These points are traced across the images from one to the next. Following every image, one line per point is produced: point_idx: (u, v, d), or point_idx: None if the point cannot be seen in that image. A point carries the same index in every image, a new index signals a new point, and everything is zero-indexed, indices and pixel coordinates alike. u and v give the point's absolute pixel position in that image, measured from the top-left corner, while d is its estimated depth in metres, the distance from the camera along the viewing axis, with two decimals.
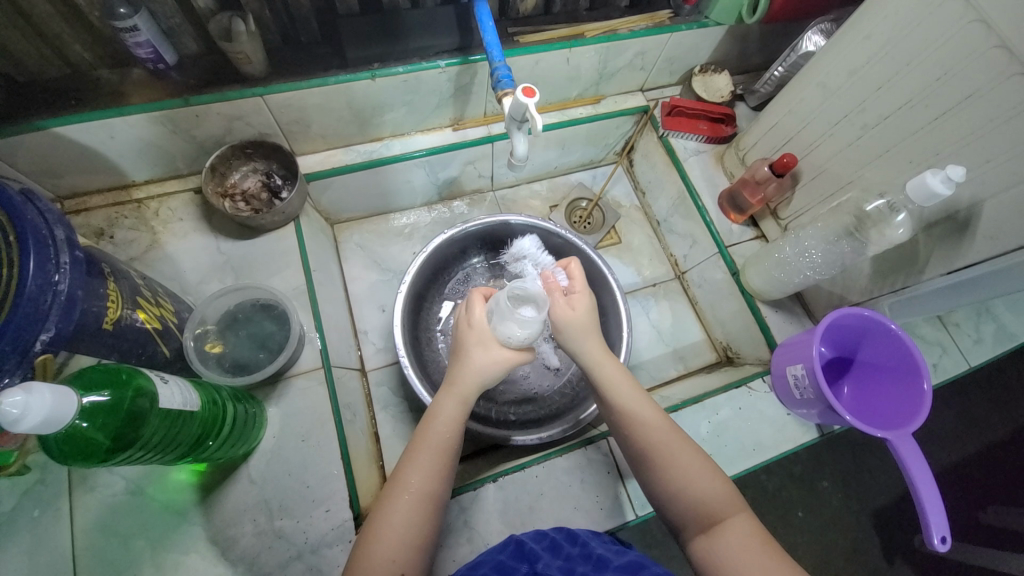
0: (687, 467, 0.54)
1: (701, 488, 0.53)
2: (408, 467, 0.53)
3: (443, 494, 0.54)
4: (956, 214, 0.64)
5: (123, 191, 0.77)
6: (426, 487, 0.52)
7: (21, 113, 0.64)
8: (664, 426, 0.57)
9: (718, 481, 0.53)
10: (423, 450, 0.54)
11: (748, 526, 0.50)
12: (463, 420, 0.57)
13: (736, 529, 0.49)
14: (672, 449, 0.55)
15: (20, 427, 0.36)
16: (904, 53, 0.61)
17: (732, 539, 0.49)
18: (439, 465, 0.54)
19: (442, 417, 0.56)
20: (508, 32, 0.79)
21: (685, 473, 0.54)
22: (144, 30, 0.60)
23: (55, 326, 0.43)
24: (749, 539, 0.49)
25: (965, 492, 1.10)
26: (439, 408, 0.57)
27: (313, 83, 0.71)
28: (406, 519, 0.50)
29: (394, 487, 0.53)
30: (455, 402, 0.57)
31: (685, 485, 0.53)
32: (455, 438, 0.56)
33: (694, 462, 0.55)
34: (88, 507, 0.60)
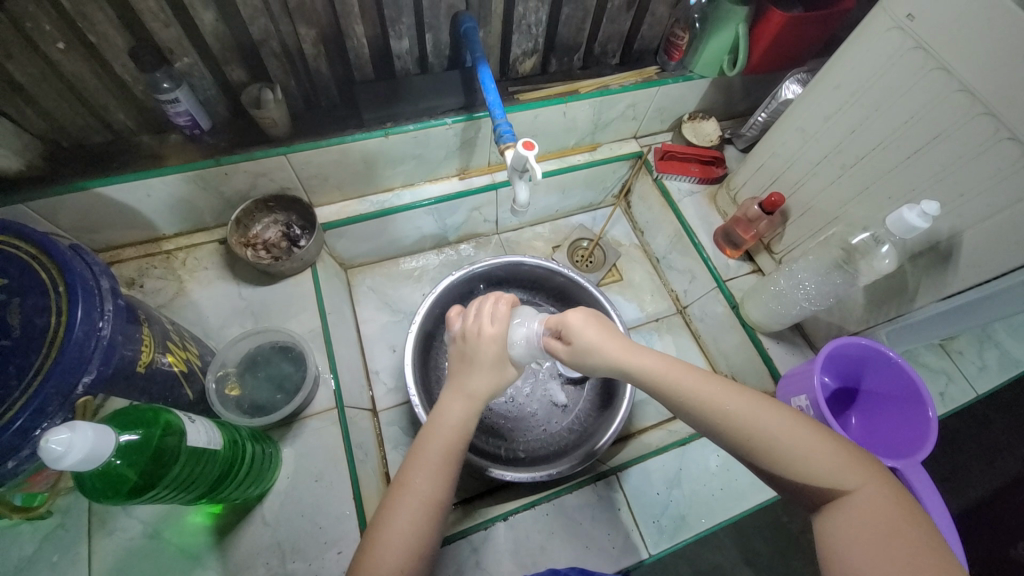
0: (803, 450, 0.44)
1: (811, 463, 0.43)
2: (414, 472, 0.53)
3: (447, 502, 0.53)
4: (938, 245, 0.67)
5: (153, 243, 0.83)
6: (430, 492, 0.52)
7: (69, 176, 0.70)
8: (750, 398, 0.47)
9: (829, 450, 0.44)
10: (428, 452, 0.55)
11: (872, 501, 0.41)
12: (467, 424, 0.58)
13: (857, 508, 0.41)
14: (771, 427, 0.45)
15: (64, 463, 0.38)
16: (873, 100, 0.67)
17: (857, 519, 0.41)
18: (445, 470, 0.54)
19: (447, 418, 0.57)
20: (509, 91, 0.87)
21: (790, 452, 0.44)
22: (184, 102, 0.68)
23: (96, 369, 0.46)
24: (878, 520, 0.40)
25: (993, 528, 1.06)
26: (444, 411, 0.58)
27: (332, 142, 0.78)
28: (412, 526, 0.50)
29: (399, 491, 0.52)
30: (458, 406, 0.58)
31: (796, 463, 0.44)
32: (460, 442, 0.56)
33: (795, 431, 0.45)
34: (104, 551, 0.61)
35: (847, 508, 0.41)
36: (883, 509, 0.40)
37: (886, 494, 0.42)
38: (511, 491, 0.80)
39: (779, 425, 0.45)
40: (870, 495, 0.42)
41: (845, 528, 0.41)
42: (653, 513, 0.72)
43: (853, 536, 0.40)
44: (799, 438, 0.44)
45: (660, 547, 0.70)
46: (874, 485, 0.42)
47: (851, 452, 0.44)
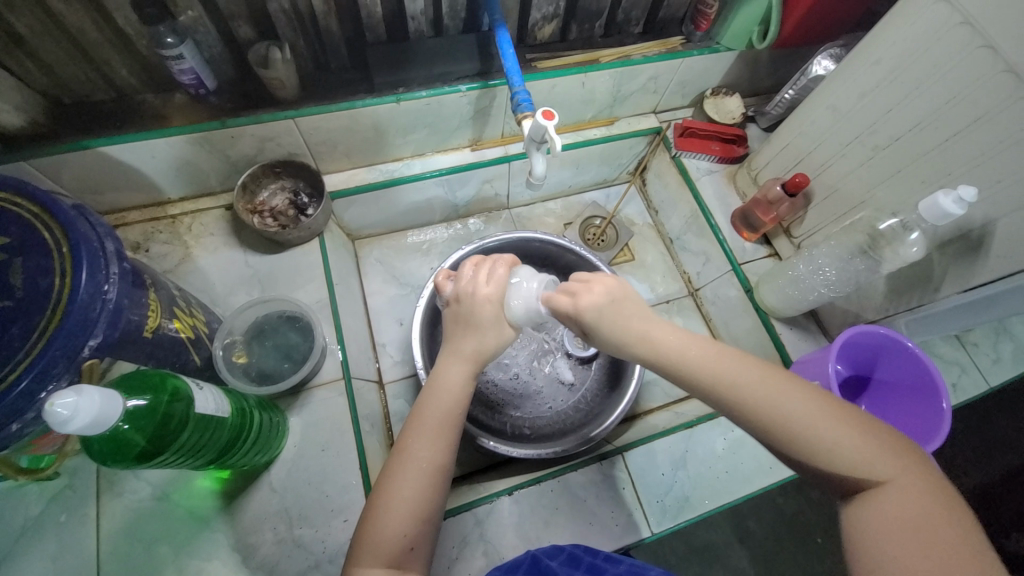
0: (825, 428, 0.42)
1: (839, 450, 0.41)
2: (415, 440, 0.52)
3: (449, 466, 0.53)
4: (969, 233, 0.64)
5: (158, 207, 0.81)
6: (431, 459, 0.52)
7: (71, 133, 0.68)
8: (779, 382, 0.44)
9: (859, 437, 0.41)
10: (428, 420, 0.54)
11: (905, 493, 0.39)
12: (465, 386, 0.57)
13: (887, 500, 0.39)
14: (799, 412, 0.43)
15: (69, 427, 0.38)
16: (913, 78, 0.63)
17: (886, 512, 0.39)
18: (446, 436, 0.53)
19: (448, 382, 0.56)
20: (526, 58, 0.83)
21: (818, 440, 0.42)
22: (188, 58, 0.65)
23: (102, 332, 0.45)
24: (910, 514, 0.38)
25: (991, 518, 1.07)
26: (444, 374, 0.57)
27: (341, 106, 0.75)
28: (416, 492, 0.50)
29: (400, 458, 0.52)
30: (461, 367, 0.57)
31: (824, 451, 0.42)
32: (459, 408, 0.56)
33: (825, 417, 0.42)
34: (115, 511, 0.62)
35: (878, 499, 0.40)
36: (915, 502, 0.39)
37: (922, 487, 0.39)
38: (516, 466, 0.81)
39: (807, 409, 0.43)
40: (902, 486, 0.39)
41: (873, 522, 0.39)
42: (657, 493, 0.72)
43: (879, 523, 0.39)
44: (828, 423, 0.42)
45: (663, 526, 0.70)
46: (910, 478, 0.40)
47: (886, 442, 0.41)
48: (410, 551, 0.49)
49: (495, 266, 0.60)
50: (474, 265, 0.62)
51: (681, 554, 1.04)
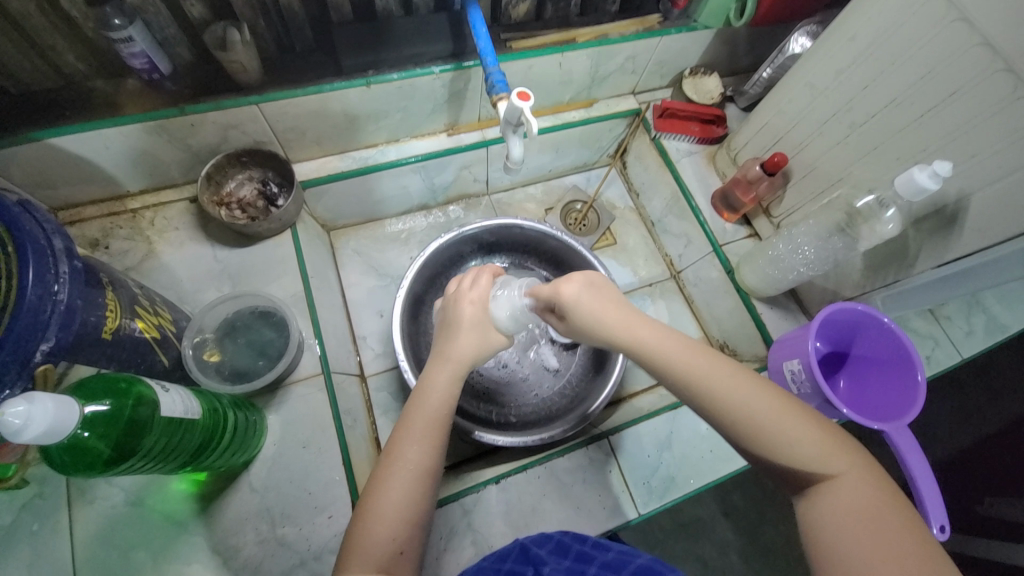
0: (779, 420, 0.43)
1: (795, 445, 0.43)
2: (403, 443, 0.52)
3: (437, 469, 0.53)
4: (944, 208, 0.65)
5: (118, 202, 0.77)
6: (419, 461, 0.51)
7: (16, 125, 0.63)
8: (744, 376, 0.46)
9: (814, 432, 0.43)
10: (416, 425, 0.53)
11: (856, 485, 0.41)
12: (455, 389, 0.57)
13: (837, 491, 0.41)
14: (760, 410, 0.44)
15: (23, 437, 0.35)
16: (889, 53, 0.63)
17: (836, 502, 0.40)
18: (434, 438, 0.53)
19: (436, 386, 0.56)
20: (501, 38, 0.80)
21: (775, 434, 0.43)
22: (139, 41, 0.61)
23: (55, 336, 0.42)
24: (859, 503, 0.40)
25: (963, 483, 1.11)
26: (432, 378, 0.57)
27: (308, 90, 0.71)
28: (404, 496, 0.49)
29: (389, 463, 0.51)
30: (449, 375, 0.57)
31: (775, 446, 0.43)
32: (449, 409, 0.55)
33: (781, 415, 0.44)
34: (86, 520, 0.60)
35: (829, 490, 0.41)
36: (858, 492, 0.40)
37: (873, 480, 0.41)
38: (503, 454, 0.81)
39: (772, 408, 0.44)
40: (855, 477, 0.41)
41: (825, 512, 0.41)
42: (643, 475, 0.73)
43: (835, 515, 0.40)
44: (784, 419, 0.43)
45: (649, 507, 0.71)
46: (862, 470, 0.42)
47: (839, 439, 0.43)
48: (399, 556, 0.48)
49: (480, 273, 0.65)
50: (458, 282, 0.66)
51: (667, 531, 1.07)
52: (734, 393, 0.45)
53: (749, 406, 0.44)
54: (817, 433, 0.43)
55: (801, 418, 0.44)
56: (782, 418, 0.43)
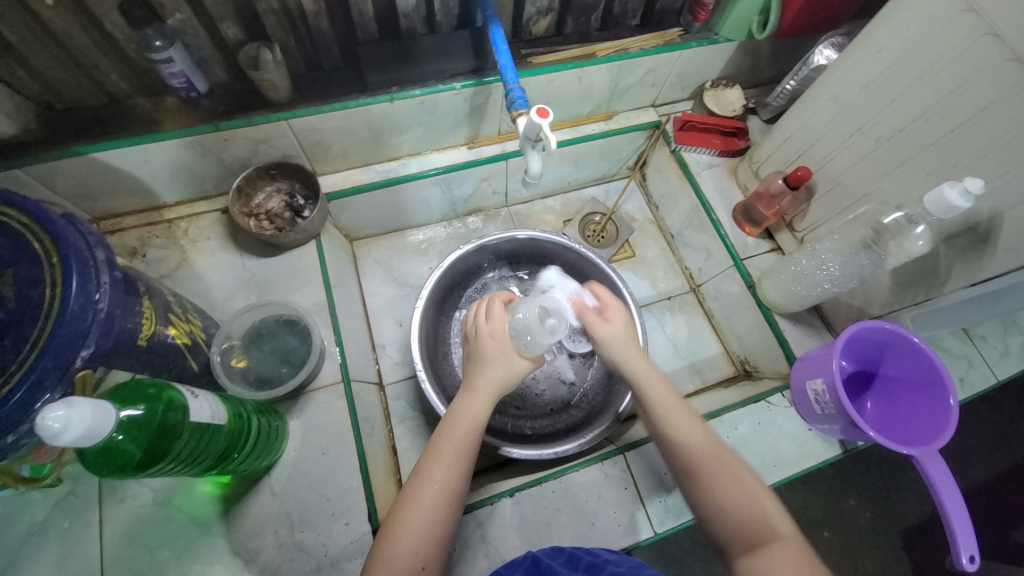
0: (730, 480, 0.54)
1: (752, 511, 0.52)
2: (432, 463, 0.55)
3: (463, 490, 0.56)
4: (976, 226, 0.63)
5: (155, 212, 0.81)
6: (447, 482, 0.54)
7: (64, 140, 0.68)
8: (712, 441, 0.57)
9: (766, 502, 0.52)
10: (447, 445, 0.57)
11: (797, 551, 0.48)
12: (483, 415, 0.60)
13: (780, 552, 0.48)
14: (722, 472, 0.54)
15: (62, 440, 0.38)
16: (916, 67, 0.62)
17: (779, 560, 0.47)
18: (462, 461, 0.56)
19: (464, 412, 0.60)
20: (521, 54, 0.81)
21: (733, 497, 0.53)
22: (178, 62, 0.64)
23: (94, 342, 0.45)
24: (800, 562, 0.47)
25: (999, 510, 1.06)
26: (463, 406, 0.60)
27: (334, 107, 0.74)
28: (430, 513, 0.52)
29: (417, 481, 0.54)
30: (479, 402, 0.61)
31: (733, 505, 0.52)
32: (477, 436, 0.59)
33: (740, 484, 0.53)
34: (117, 517, 0.62)
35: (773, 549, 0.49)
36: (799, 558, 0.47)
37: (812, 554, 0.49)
38: (519, 467, 0.81)
39: (742, 478, 0.54)
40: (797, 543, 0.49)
41: (767, 565, 0.48)
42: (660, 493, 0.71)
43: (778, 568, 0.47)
44: (747, 487, 0.53)
45: (666, 527, 0.69)
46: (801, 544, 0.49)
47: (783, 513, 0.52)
48: (421, 571, 0.50)
49: (493, 304, 0.68)
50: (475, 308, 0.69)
51: (686, 550, 1.04)
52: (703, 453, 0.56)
53: (716, 471, 0.54)
54: (771, 505, 0.52)
55: (760, 491, 0.53)
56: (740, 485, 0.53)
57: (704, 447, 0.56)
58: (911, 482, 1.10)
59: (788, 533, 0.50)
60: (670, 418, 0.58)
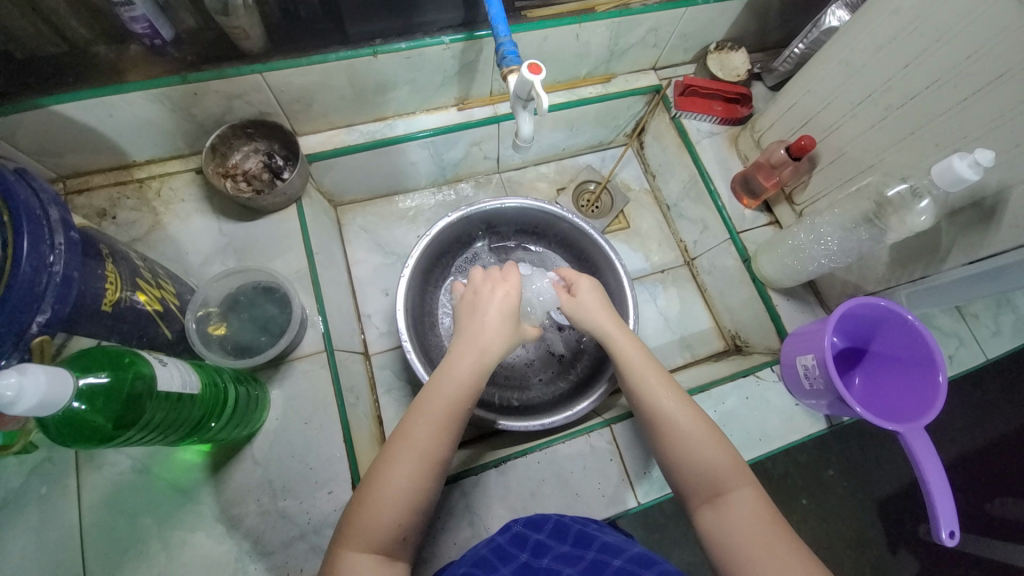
0: (691, 434, 0.53)
1: (715, 462, 0.51)
2: (413, 431, 0.53)
3: (445, 458, 0.53)
4: (982, 201, 0.61)
5: (124, 171, 0.76)
6: (428, 447, 0.52)
7: (19, 90, 0.63)
8: (676, 393, 0.56)
9: (727, 453, 0.52)
10: (428, 409, 0.54)
11: (757, 503, 0.49)
12: (471, 382, 0.56)
13: (740, 505, 0.49)
14: (690, 427, 0.53)
15: (16, 409, 0.36)
16: (934, 29, 0.58)
17: (738, 513, 0.48)
18: (445, 430, 0.54)
19: (451, 375, 0.56)
20: (515, 6, 0.76)
21: (697, 450, 0.52)
22: (139, 5, 0.59)
23: (51, 308, 0.42)
24: (757, 514, 0.48)
25: (975, 483, 1.09)
26: (455, 365, 0.57)
27: (313, 59, 0.69)
28: (408, 480, 0.51)
29: (397, 450, 0.52)
30: (470, 367, 0.57)
31: (694, 455, 0.52)
32: (465, 402, 0.56)
33: (703, 434, 0.53)
34: (95, 485, 0.61)
35: (731, 501, 0.49)
36: (754, 511, 0.48)
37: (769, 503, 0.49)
38: (505, 438, 0.81)
39: (698, 427, 0.53)
40: (756, 494, 0.50)
41: (724, 518, 0.48)
42: (645, 465, 0.71)
43: (737, 521, 0.48)
44: (708, 438, 0.53)
45: (650, 498, 0.69)
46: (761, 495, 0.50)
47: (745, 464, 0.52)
48: (400, 541, 0.50)
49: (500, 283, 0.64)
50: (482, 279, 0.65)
51: (668, 518, 1.07)
52: (667, 405, 0.55)
53: (677, 417, 0.54)
54: (732, 458, 0.52)
55: (720, 441, 0.53)
56: (701, 437, 0.53)
57: (666, 398, 0.55)
58: (892, 456, 1.12)
59: (746, 484, 0.50)
60: (641, 372, 0.58)
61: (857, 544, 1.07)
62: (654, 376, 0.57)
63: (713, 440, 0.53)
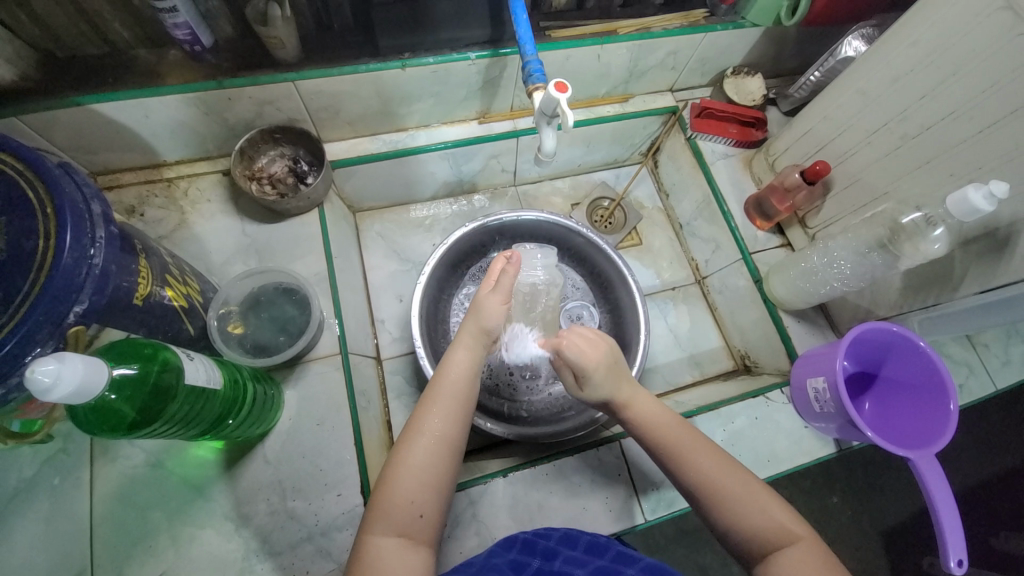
0: (738, 496, 0.51)
1: (767, 519, 0.50)
2: (426, 413, 0.55)
3: (459, 440, 0.55)
4: (995, 231, 0.62)
5: (153, 170, 0.79)
6: (440, 432, 0.54)
7: (62, 88, 0.65)
8: (714, 457, 0.54)
9: (776, 510, 0.50)
10: (436, 395, 0.56)
11: (813, 549, 0.48)
12: (475, 364, 0.60)
13: (799, 554, 0.48)
14: (733, 484, 0.52)
15: (52, 395, 0.37)
16: (951, 63, 0.59)
17: (802, 564, 0.47)
18: (456, 410, 0.56)
19: (453, 364, 0.59)
20: (540, 26, 0.78)
21: (748, 510, 0.51)
22: (183, 12, 0.61)
23: (89, 299, 0.44)
24: (818, 564, 0.47)
25: (983, 516, 1.08)
26: (454, 357, 0.59)
27: (344, 70, 0.71)
28: (424, 462, 0.52)
29: (412, 432, 0.54)
30: (465, 351, 0.60)
31: (746, 517, 0.50)
32: (472, 384, 0.58)
33: (749, 493, 0.51)
34: (109, 476, 0.62)
35: (793, 553, 0.48)
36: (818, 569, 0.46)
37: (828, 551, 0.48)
38: (513, 448, 0.81)
39: (741, 485, 0.52)
40: (814, 544, 0.48)
41: (790, 574, 0.47)
42: (652, 481, 0.71)
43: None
44: (755, 495, 0.51)
45: (657, 515, 0.69)
46: (818, 545, 0.48)
47: (795, 515, 0.51)
48: (419, 520, 0.50)
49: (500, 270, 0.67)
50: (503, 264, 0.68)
51: (671, 537, 1.06)
52: (707, 466, 0.53)
53: (718, 477, 0.53)
54: (781, 507, 0.51)
55: (768, 497, 0.51)
56: (748, 497, 0.51)
57: (704, 460, 0.54)
58: (898, 485, 1.11)
59: (803, 536, 0.49)
60: (673, 440, 0.56)
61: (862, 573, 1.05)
62: (684, 440, 0.56)
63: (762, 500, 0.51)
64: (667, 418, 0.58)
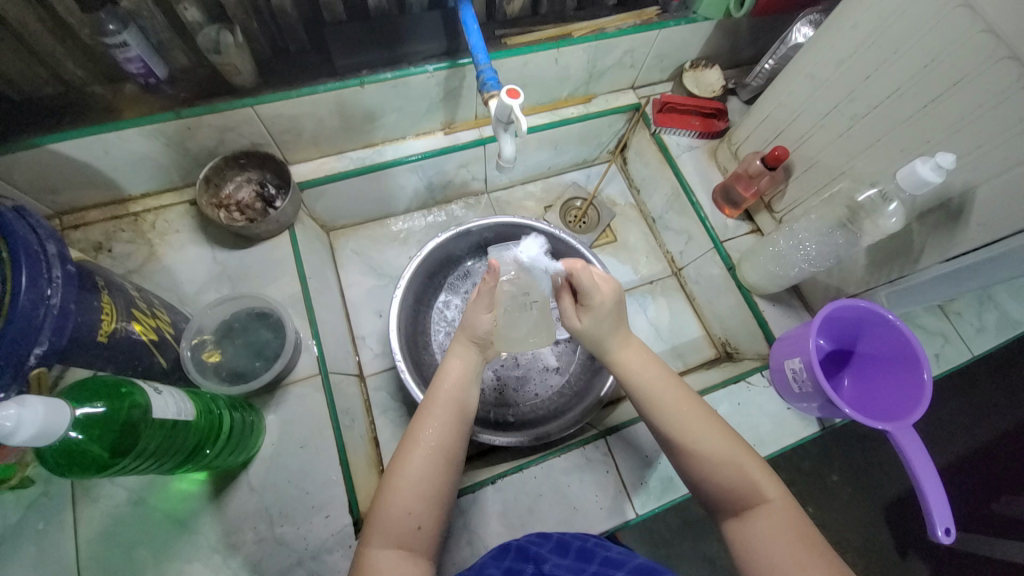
0: (715, 458, 0.54)
1: (738, 478, 0.52)
2: (420, 423, 0.56)
3: (456, 450, 0.56)
4: (949, 201, 0.63)
5: (119, 205, 0.78)
6: (436, 442, 0.55)
7: (17, 131, 0.65)
8: (692, 408, 0.57)
9: (749, 466, 0.53)
10: (431, 407, 0.57)
11: (782, 514, 0.50)
12: (469, 373, 0.61)
13: (764, 515, 0.50)
14: (705, 440, 0.55)
15: (14, 440, 0.37)
16: (891, 42, 0.61)
17: (765, 524, 0.49)
18: (453, 422, 0.57)
19: (448, 376, 0.60)
20: (495, 35, 0.79)
21: (718, 467, 0.53)
22: (134, 46, 0.61)
23: (48, 340, 0.44)
24: (784, 528, 0.49)
25: (976, 482, 1.09)
26: (448, 368, 0.61)
27: (302, 92, 0.72)
28: (421, 473, 0.52)
29: (407, 443, 0.54)
30: (459, 362, 0.61)
31: (716, 471, 0.53)
32: (466, 392, 0.60)
33: (726, 453, 0.54)
34: (92, 517, 0.61)
35: (757, 513, 0.50)
36: (780, 530, 0.49)
37: (800, 514, 0.50)
38: (501, 454, 0.81)
39: (714, 438, 0.55)
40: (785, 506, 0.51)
41: (754, 527, 0.50)
42: (641, 475, 0.71)
43: (759, 531, 0.49)
44: (729, 454, 0.53)
45: (648, 508, 0.69)
46: (787, 506, 0.51)
47: (766, 475, 0.52)
48: (417, 531, 0.50)
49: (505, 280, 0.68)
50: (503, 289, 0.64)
51: (674, 531, 1.06)
52: (680, 412, 0.57)
53: (689, 423, 0.56)
54: (759, 470, 0.53)
55: (745, 456, 0.54)
56: (716, 448, 0.54)
57: (680, 410, 0.57)
58: (892, 458, 1.12)
59: (773, 496, 0.51)
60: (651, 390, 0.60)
61: (864, 550, 1.06)
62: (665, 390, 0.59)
63: (731, 451, 0.54)
64: (653, 367, 0.62)
